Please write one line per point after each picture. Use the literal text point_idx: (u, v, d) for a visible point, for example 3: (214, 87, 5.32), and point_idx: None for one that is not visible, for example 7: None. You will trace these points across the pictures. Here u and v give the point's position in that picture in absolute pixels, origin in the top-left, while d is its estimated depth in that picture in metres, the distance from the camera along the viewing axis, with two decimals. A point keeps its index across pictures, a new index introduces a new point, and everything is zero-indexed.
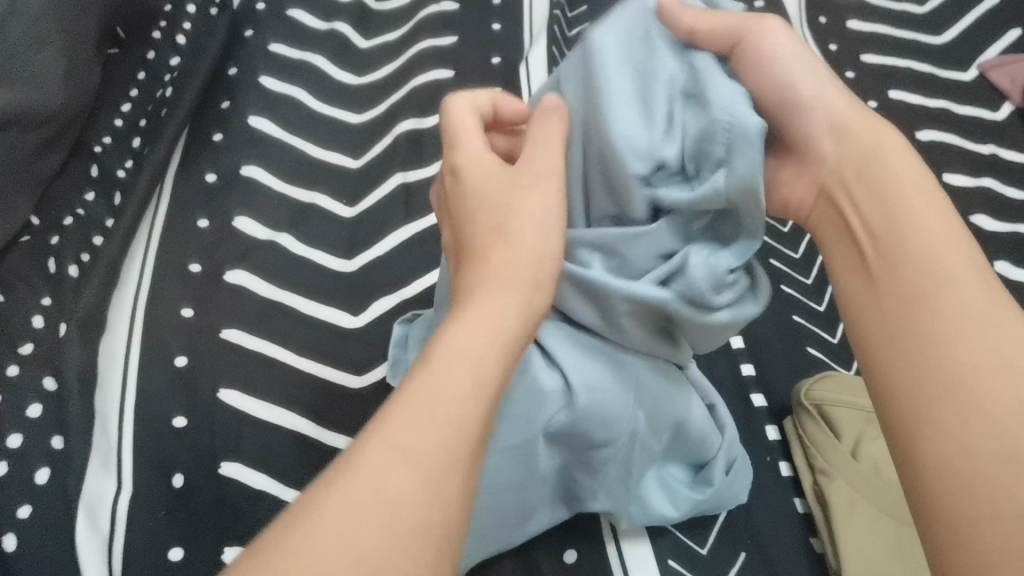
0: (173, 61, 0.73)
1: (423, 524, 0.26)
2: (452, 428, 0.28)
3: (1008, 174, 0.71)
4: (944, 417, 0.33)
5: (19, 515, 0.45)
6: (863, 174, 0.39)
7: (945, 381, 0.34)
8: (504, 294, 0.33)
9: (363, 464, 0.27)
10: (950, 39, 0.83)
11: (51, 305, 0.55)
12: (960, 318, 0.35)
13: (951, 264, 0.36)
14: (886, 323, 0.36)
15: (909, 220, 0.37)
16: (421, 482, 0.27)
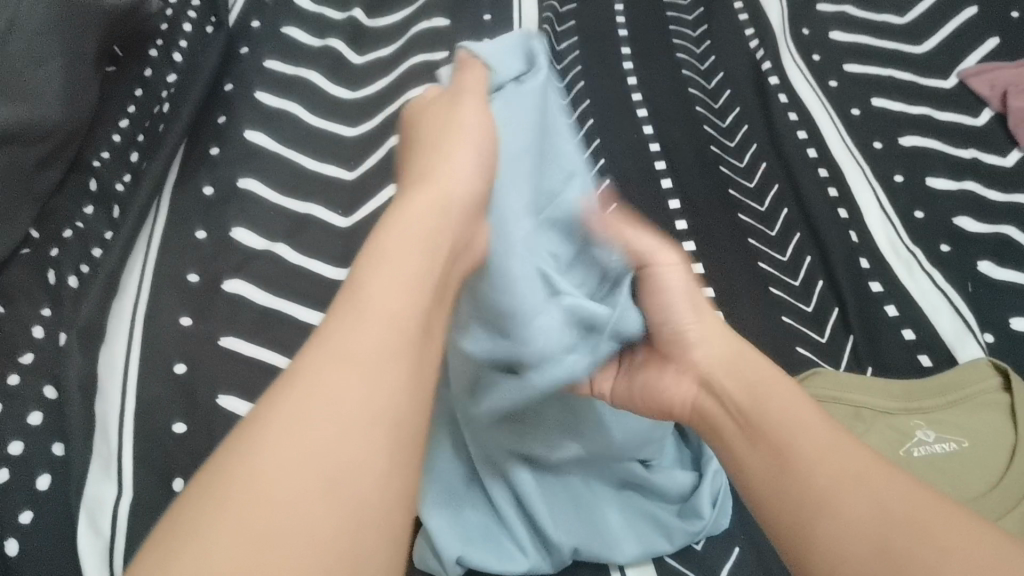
0: (170, 78, 0.75)
1: (342, 529, 0.26)
2: (352, 427, 0.27)
3: (989, 177, 0.73)
4: (834, 516, 0.34)
5: (20, 520, 0.46)
6: (734, 373, 0.41)
7: (812, 503, 0.35)
8: (413, 265, 0.32)
9: (295, 433, 0.27)
10: (930, 49, 0.85)
11: (50, 315, 0.56)
12: (819, 461, 0.36)
13: (811, 425, 0.37)
14: (760, 458, 0.37)
15: (769, 395, 0.39)
16: (333, 486, 0.26)
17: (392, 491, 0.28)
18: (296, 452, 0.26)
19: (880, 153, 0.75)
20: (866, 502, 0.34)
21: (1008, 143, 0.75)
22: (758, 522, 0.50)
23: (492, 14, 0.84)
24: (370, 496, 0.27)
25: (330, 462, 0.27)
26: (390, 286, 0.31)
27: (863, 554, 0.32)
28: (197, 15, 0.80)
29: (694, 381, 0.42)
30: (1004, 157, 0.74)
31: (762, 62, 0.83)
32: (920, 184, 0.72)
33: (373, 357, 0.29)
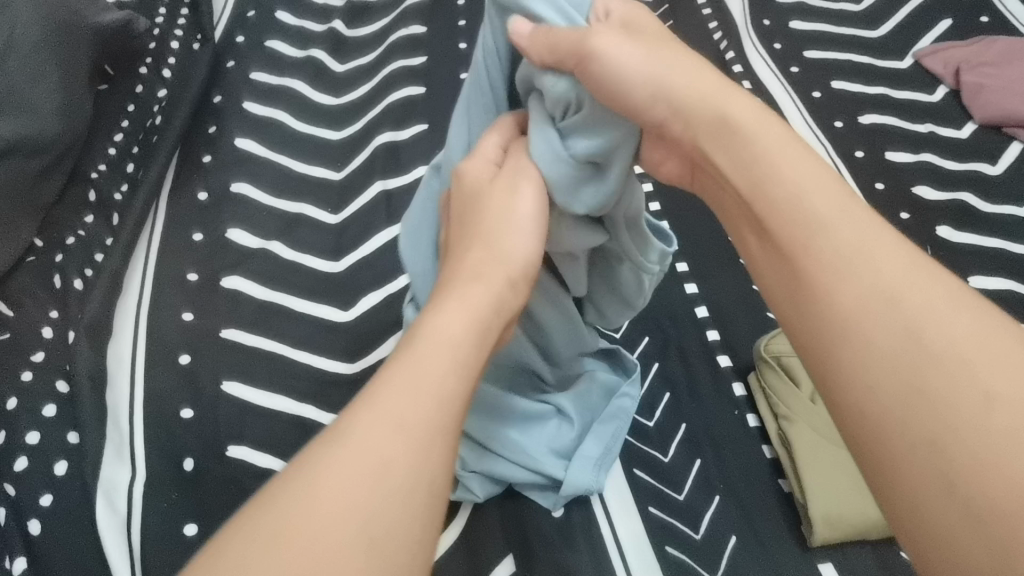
0: (161, 93, 0.78)
1: (404, 488, 0.30)
2: (403, 412, 0.31)
3: (945, 148, 0.77)
4: (882, 344, 0.32)
5: (41, 503, 0.49)
6: (726, 141, 0.39)
7: (882, 303, 0.33)
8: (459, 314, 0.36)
9: (358, 427, 0.31)
10: (886, 33, 0.89)
11: (58, 316, 0.59)
12: (849, 251, 0.34)
13: (860, 234, 0.34)
14: (824, 282, 0.34)
15: (792, 193, 0.36)
16: (389, 460, 0.30)
17: (424, 466, 0.30)
18: (360, 449, 0.30)
19: (841, 131, 0.79)
20: (891, 330, 0.32)
21: (962, 117, 0.79)
22: (738, 474, 0.53)
23: (467, 20, 0.88)
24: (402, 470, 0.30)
25: (375, 444, 0.30)
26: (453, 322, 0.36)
27: (888, 384, 0.31)
28: (183, 34, 0.83)
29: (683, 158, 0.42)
30: (959, 129, 0.78)
31: (726, 52, 0.87)
32: (879, 158, 0.76)
33: (429, 373, 0.33)
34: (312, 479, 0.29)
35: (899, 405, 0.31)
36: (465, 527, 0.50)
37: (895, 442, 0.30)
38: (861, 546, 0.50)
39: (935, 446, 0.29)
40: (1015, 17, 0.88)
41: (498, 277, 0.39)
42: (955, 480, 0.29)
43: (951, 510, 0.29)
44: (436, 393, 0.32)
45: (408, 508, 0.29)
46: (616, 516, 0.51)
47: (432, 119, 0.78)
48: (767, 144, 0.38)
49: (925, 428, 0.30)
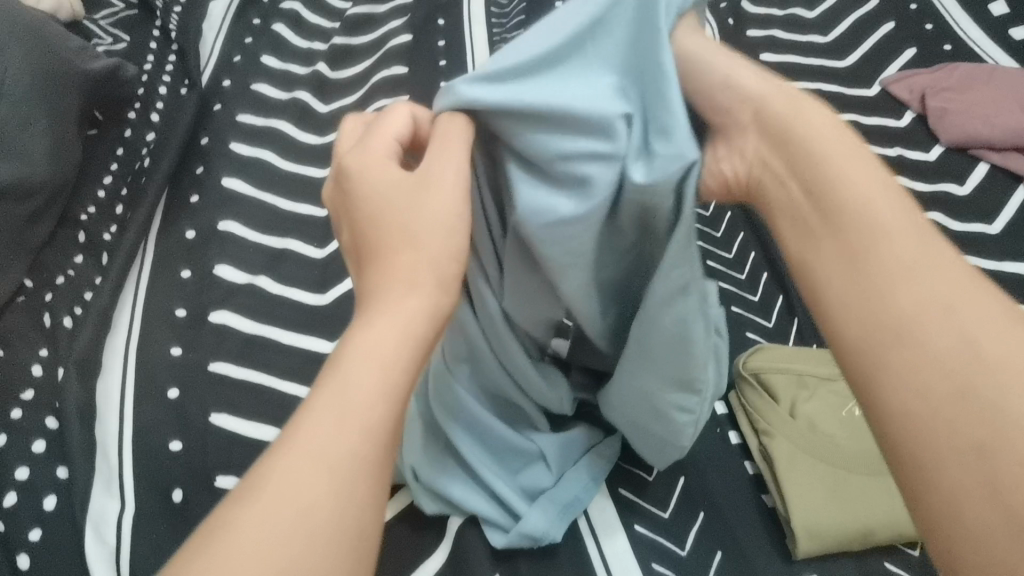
0: (150, 136, 0.79)
1: (338, 525, 0.29)
2: (331, 441, 0.31)
3: (913, 171, 0.79)
4: (937, 346, 0.34)
5: (30, 537, 0.50)
6: (796, 140, 0.43)
7: (934, 307, 0.35)
8: (387, 323, 0.35)
9: (281, 467, 0.30)
10: (853, 63, 0.92)
11: (47, 354, 0.60)
12: (901, 264, 0.37)
13: (905, 246, 0.38)
14: (856, 291, 0.38)
15: (842, 204, 0.40)
16: (324, 501, 0.29)
17: (351, 507, 0.30)
18: (281, 495, 0.29)
19: None
20: (950, 337, 0.34)
21: (929, 141, 0.82)
22: (722, 491, 0.54)
23: (447, 60, 0.91)
24: (323, 510, 0.29)
25: (301, 490, 0.29)
26: (382, 336, 0.34)
27: (935, 386, 0.33)
28: (171, 79, 0.85)
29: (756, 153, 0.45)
30: (926, 152, 0.81)
31: None
32: None
33: (362, 401, 0.32)
34: (230, 533, 0.28)
35: (948, 407, 0.33)
36: (452, 547, 0.51)
37: (934, 442, 0.32)
38: (845, 559, 0.51)
39: (980, 452, 0.31)
40: (977, 45, 0.91)
41: (426, 277, 0.37)
42: (1000, 486, 0.30)
43: (985, 510, 0.30)
44: (360, 427, 0.31)
45: (343, 548, 0.29)
46: (602, 533, 0.51)
47: None
48: (838, 160, 0.41)
49: (970, 431, 0.32)
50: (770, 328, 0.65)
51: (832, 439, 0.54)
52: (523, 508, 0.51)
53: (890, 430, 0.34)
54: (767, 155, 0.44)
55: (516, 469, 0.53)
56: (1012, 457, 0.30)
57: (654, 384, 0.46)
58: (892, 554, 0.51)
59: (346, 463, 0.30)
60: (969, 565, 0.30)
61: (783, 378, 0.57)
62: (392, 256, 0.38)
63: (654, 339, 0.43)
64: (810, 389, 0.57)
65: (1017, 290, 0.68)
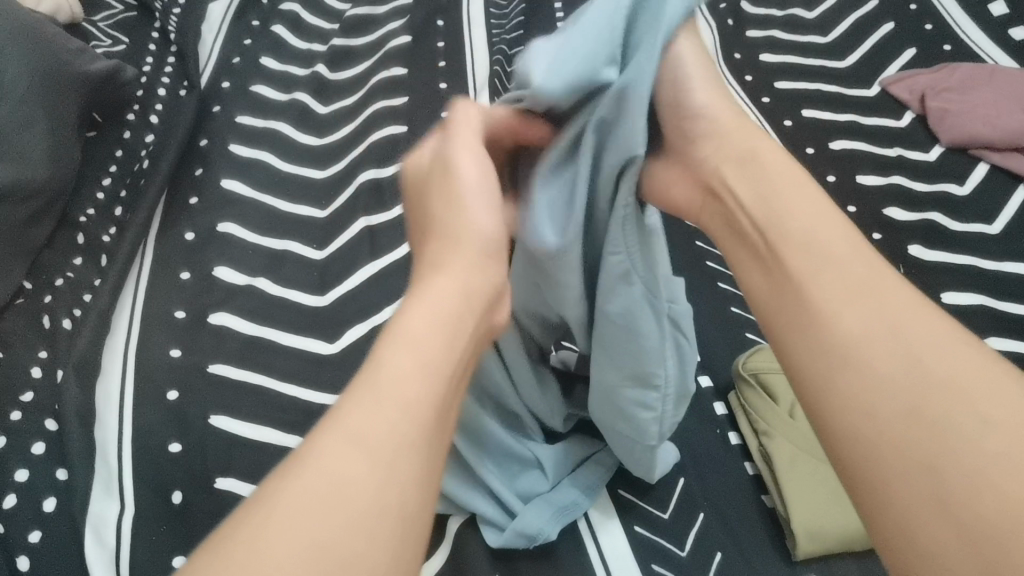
0: (149, 138, 0.79)
1: (381, 508, 0.29)
2: (375, 416, 0.32)
3: (913, 171, 0.79)
4: (888, 371, 0.34)
5: (30, 539, 0.49)
6: (742, 169, 0.44)
7: (882, 328, 0.35)
8: (418, 322, 0.37)
9: (318, 452, 0.31)
10: (852, 64, 0.92)
11: (46, 356, 0.60)
12: (842, 287, 0.37)
13: (849, 267, 0.37)
14: (795, 314, 0.37)
15: (784, 225, 0.40)
16: (371, 477, 0.30)
17: (395, 486, 0.30)
18: (326, 484, 0.29)
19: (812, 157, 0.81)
20: (891, 354, 0.34)
21: (929, 141, 0.82)
22: (721, 491, 0.54)
23: (447, 61, 0.91)
24: (364, 494, 0.29)
25: (337, 473, 0.30)
26: (418, 325, 0.36)
27: (889, 402, 0.33)
28: (171, 80, 0.85)
29: (697, 182, 0.46)
30: (926, 153, 0.81)
31: None
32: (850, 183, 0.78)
33: (401, 388, 0.33)
34: (264, 520, 0.28)
35: (897, 423, 0.32)
36: (451, 551, 0.51)
37: (887, 461, 0.32)
38: (845, 559, 0.51)
39: (929, 467, 0.31)
40: (977, 45, 0.91)
41: (459, 266, 0.41)
42: (949, 502, 0.30)
43: (942, 527, 0.30)
44: (398, 408, 0.32)
45: (388, 527, 0.29)
46: (601, 534, 0.51)
47: None
48: (783, 187, 0.42)
49: (922, 445, 0.31)
50: None
51: None
52: (519, 507, 0.51)
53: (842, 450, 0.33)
54: (709, 182, 0.45)
55: (513, 472, 0.53)
56: (958, 476, 0.30)
57: (611, 378, 0.47)
58: None
59: (393, 447, 0.31)
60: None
61: (783, 378, 0.57)
62: (446, 255, 0.42)
63: (607, 329, 0.45)
64: None
65: (1016, 290, 0.68)
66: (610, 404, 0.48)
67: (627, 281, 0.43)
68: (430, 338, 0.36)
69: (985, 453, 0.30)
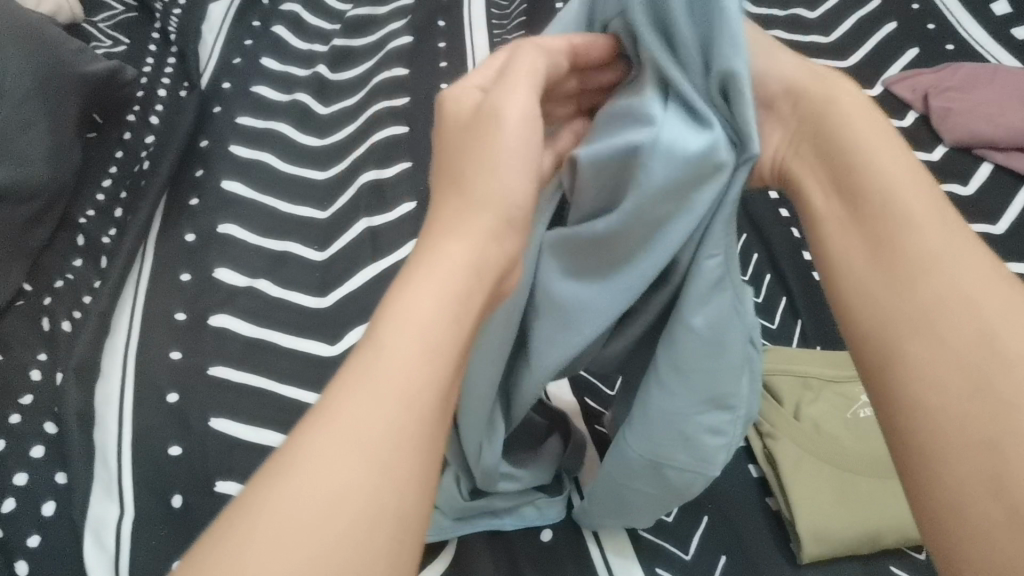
0: (149, 139, 0.79)
1: (389, 463, 0.27)
2: (392, 366, 0.29)
3: None
4: (958, 339, 0.34)
5: (29, 544, 0.49)
6: (823, 135, 0.43)
7: (959, 293, 0.35)
8: (455, 248, 0.34)
9: (342, 396, 0.28)
10: (855, 64, 0.92)
11: (46, 359, 0.59)
12: (925, 252, 0.37)
13: (929, 232, 0.38)
14: (872, 270, 0.38)
15: (870, 183, 0.40)
16: (392, 425, 0.28)
17: (409, 438, 0.28)
18: (345, 434, 0.27)
19: None
20: (969, 327, 0.34)
21: (932, 141, 0.82)
22: (726, 494, 0.53)
23: (448, 61, 0.91)
24: (379, 450, 0.27)
25: (353, 419, 0.27)
26: (439, 272, 0.32)
27: (954, 378, 0.33)
28: (171, 81, 0.85)
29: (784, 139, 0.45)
30: (929, 153, 0.80)
31: None
32: None
33: (424, 325, 0.30)
34: (287, 470, 0.26)
35: (964, 400, 0.33)
36: (455, 555, 0.51)
37: (950, 438, 0.32)
38: (849, 561, 0.50)
39: (993, 478, 0.31)
40: (980, 44, 0.90)
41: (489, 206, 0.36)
42: (1003, 477, 0.30)
43: (993, 505, 0.30)
44: (417, 353, 0.29)
45: (400, 489, 0.27)
46: (604, 537, 0.52)
47: (415, 157, 0.80)
48: (868, 140, 0.41)
49: (976, 448, 0.32)
50: (773, 330, 0.64)
51: (838, 442, 0.53)
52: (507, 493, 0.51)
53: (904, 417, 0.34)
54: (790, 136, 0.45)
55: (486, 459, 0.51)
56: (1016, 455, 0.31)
57: (684, 406, 0.43)
58: (898, 557, 0.51)
59: (402, 405, 0.28)
60: (970, 553, 0.30)
61: (789, 381, 0.57)
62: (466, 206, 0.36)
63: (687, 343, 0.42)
64: (816, 391, 0.56)
65: None
66: (679, 435, 0.44)
67: (720, 291, 0.42)
68: (467, 265, 0.33)
69: None
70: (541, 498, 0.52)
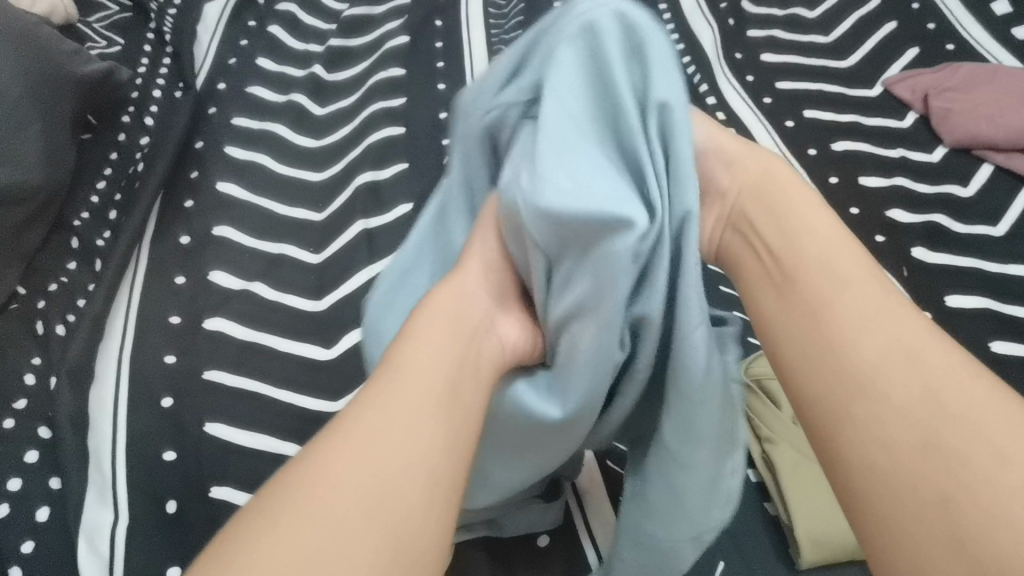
0: (143, 140, 0.78)
1: (414, 484, 0.31)
2: (410, 396, 0.33)
3: (916, 172, 0.78)
4: (894, 392, 0.34)
5: (22, 550, 0.49)
6: (763, 207, 0.44)
7: (846, 349, 0.36)
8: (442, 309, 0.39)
9: (366, 410, 0.33)
10: (854, 64, 0.92)
11: (40, 363, 0.59)
12: (857, 315, 0.37)
13: (852, 276, 0.39)
14: (799, 340, 0.38)
15: (807, 241, 0.41)
16: (429, 450, 0.32)
17: (434, 461, 0.32)
18: (372, 448, 0.31)
19: (815, 158, 0.80)
20: (883, 351, 0.35)
21: (932, 141, 0.81)
22: None
23: (445, 62, 0.90)
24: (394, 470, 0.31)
25: (378, 443, 0.31)
26: (437, 324, 0.38)
27: (901, 428, 0.33)
28: (166, 82, 0.85)
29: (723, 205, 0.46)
30: (929, 153, 0.80)
31: (698, 85, 0.89)
32: (853, 184, 0.77)
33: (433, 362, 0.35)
34: (317, 473, 0.30)
35: (908, 449, 0.32)
36: (452, 560, 0.51)
37: (897, 481, 0.32)
38: (848, 567, 0.50)
39: (945, 504, 0.31)
40: (980, 44, 0.90)
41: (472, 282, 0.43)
42: (964, 535, 0.30)
43: (938, 539, 0.30)
44: (435, 397, 0.34)
45: (419, 505, 0.30)
46: (601, 543, 0.51)
47: (412, 158, 0.79)
48: (793, 207, 0.43)
49: (928, 478, 0.32)
50: None
51: None
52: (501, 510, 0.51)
53: (845, 476, 0.34)
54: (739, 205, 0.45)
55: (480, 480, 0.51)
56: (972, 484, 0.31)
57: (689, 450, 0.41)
58: None
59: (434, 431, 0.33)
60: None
61: None
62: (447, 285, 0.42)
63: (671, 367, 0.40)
64: None
65: None
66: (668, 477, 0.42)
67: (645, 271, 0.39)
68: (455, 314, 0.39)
69: (981, 475, 0.31)
70: (535, 508, 0.51)
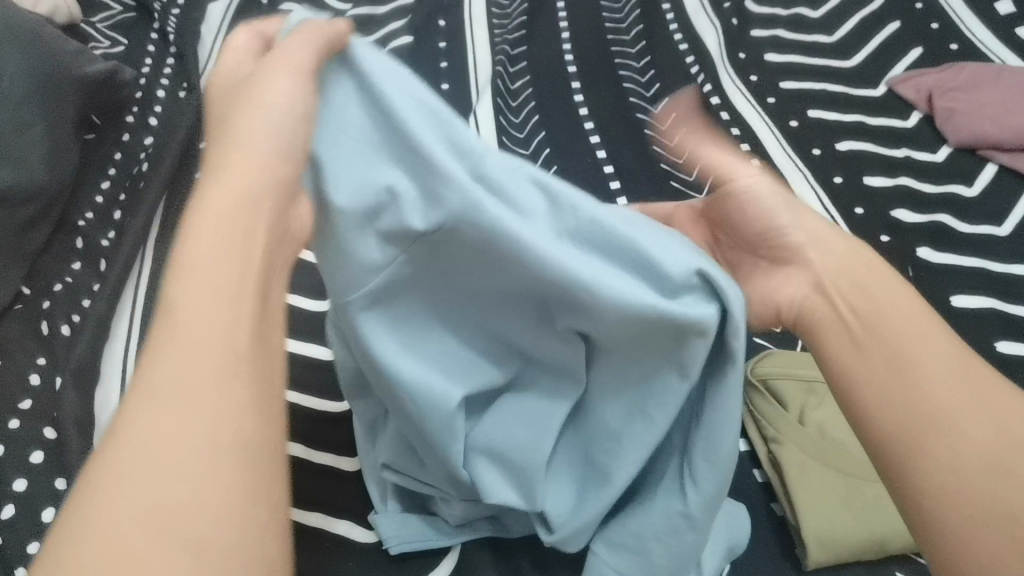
0: (147, 140, 0.78)
1: (231, 482, 0.29)
2: (193, 371, 0.30)
3: (920, 172, 0.78)
4: (971, 435, 0.37)
5: (29, 551, 0.49)
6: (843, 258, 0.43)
7: (920, 384, 0.39)
8: (221, 228, 0.33)
9: (137, 407, 0.30)
10: (858, 63, 0.92)
11: (45, 363, 0.59)
12: (937, 366, 0.39)
13: (922, 334, 0.40)
14: (881, 380, 0.39)
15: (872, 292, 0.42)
16: (237, 439, 0.30)
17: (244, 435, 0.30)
18: (166, 447, 0.29)
19: (819, 158, 0.80)
20: (959, 406, 0.38)
21: (936, 141, 0.81)
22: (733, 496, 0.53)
23: (448, 61, 0.90)
24: (194, 469, 0.29)
25: (168, 439, 0.29)
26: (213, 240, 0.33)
27: (976, 469, 0.37)
28: (169, 82, 0.85)
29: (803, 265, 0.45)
30: (933, 153, 0.80)
31: (703, 85, 0.88)
32: (857, 183, 0.77)
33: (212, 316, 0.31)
34: (101, 490, 0.28)
35: (979, 480, 0.37)
36: (458, 559, 0.51)
37: (993, 524, 0.36)
38: (853, 567, 0.50)
39: None
40: (984, 44, 0.90)
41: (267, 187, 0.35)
42: None
43: None
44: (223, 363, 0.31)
45: (241, 508, 0.29)
46: None
47: None
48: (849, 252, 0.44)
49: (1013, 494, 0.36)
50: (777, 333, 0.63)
51: (842, 445, 0.53)
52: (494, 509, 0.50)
53: (936, 512, 0.37)
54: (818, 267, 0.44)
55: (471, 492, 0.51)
56: None
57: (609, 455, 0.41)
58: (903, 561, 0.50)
59: (230, 414, 0.30)
60: None
61: (793, 384, 0.56)
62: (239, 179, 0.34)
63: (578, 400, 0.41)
64: (821, 395, 0.56)
65: None
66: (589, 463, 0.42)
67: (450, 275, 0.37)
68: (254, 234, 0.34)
69: None
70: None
